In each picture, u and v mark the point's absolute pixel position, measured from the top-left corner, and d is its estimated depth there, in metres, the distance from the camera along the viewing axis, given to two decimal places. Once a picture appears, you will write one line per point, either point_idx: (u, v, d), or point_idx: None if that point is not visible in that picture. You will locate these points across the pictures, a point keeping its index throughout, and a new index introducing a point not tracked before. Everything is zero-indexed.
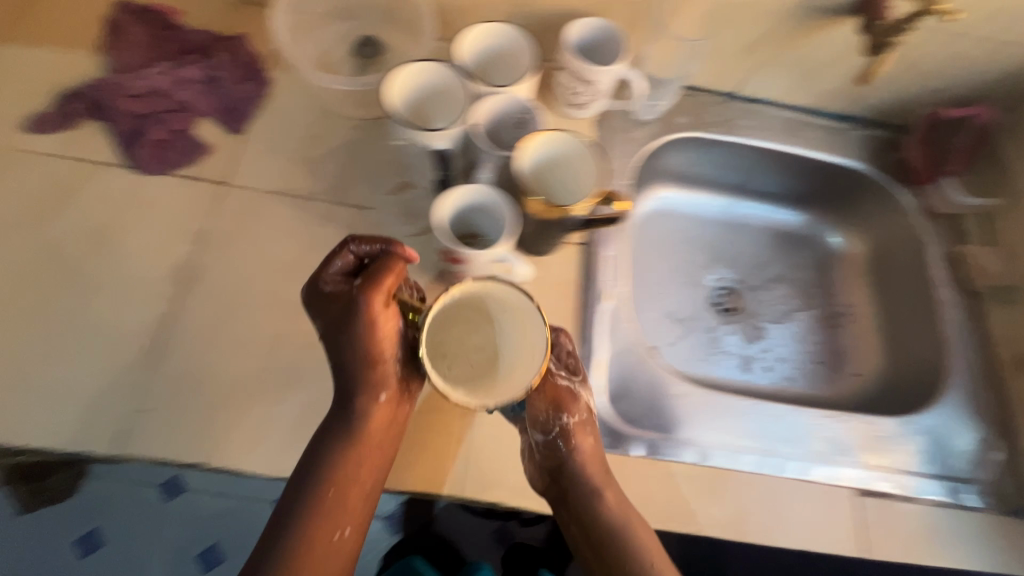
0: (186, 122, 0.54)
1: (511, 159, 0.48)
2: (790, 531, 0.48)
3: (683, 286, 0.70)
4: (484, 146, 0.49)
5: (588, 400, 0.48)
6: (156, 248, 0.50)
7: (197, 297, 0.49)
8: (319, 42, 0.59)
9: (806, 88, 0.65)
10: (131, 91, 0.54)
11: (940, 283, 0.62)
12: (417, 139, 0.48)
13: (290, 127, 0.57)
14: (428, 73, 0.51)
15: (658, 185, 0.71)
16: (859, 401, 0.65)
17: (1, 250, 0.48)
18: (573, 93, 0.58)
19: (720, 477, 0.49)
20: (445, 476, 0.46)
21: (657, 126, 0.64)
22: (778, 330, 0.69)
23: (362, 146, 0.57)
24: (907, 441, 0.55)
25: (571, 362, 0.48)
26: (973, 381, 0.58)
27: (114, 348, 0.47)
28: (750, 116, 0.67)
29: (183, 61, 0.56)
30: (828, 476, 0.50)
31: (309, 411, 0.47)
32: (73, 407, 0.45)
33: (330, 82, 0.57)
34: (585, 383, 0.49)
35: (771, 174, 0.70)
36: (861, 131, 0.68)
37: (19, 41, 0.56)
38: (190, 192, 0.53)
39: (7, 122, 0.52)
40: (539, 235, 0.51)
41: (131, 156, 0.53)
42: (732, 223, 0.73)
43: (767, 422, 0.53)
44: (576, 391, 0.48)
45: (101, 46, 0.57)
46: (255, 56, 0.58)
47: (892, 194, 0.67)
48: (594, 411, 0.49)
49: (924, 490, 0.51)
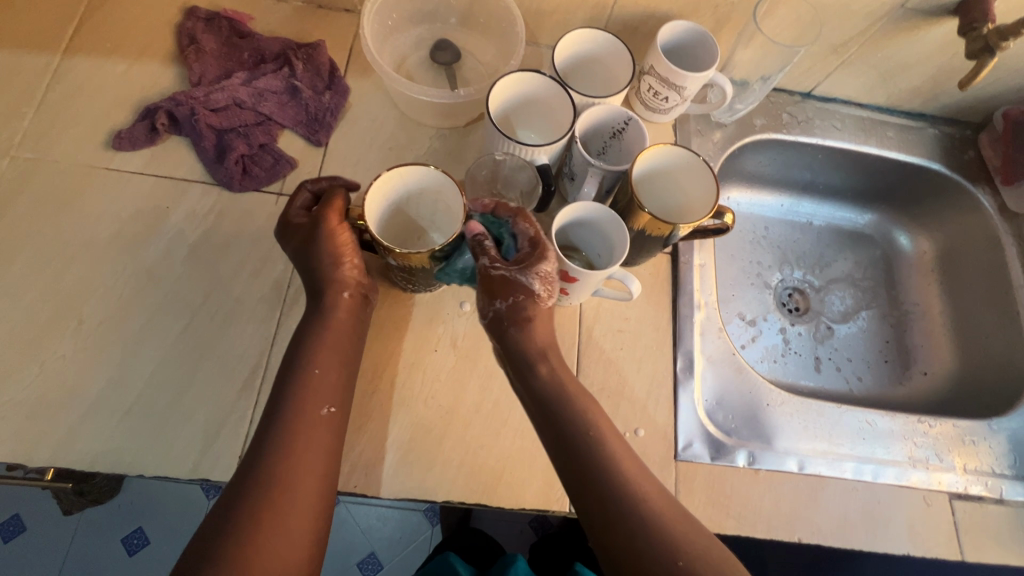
0: (269, 134, 0.53)
1: (621, 173, 0.47)
2: (890, 536, 0.48)
3: (752, 288, 0.70)
4: (585, 158, 0.47)
5: (536, 289, 0.42)
6: (249, 265, 0.49)
7: (294, 316, 0.48)
8: (398, 50, 0.58)
9: (883, 87, 0.64)
10: (213, 104, 0.52)
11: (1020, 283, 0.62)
12: (519, 151, 0.47)
13: (371, 138, 0.56)
14: (526, 82, 0.50)
15: (728, 187, 0.70)
16: (932, 401, 0.64)
17: (94, 270, 0.47)
18: (660, 99, 0.57)
19: (819, 485, 0.49)
20: (556, 493, 0.46)
21: (734, 128, 0.64)
22: (847, 330, 0.69)
23: (446, 157, 0.56)
24: (993, 442, 0.54)
25: (524, 248, 0.42)
26: None
27: (214, 370, 0.46)
28: (824, 116, 0.66)
29: (262, 72, 0.55)
30: (920, 480, 0.51)
31: (418, 431, 0.46)
32: (178, 431, 0.44)
33: (417, 92, 0.52)
34: (535, 269, 0.41)
35: (841, 174, 0.70)
36: (933, 129, 0.68)
37: (91, 51, 0.54)
38: (277, 206, 0.51)
39: (92, 138, 0.51)
40: (637, 248, 0.50)
41: (216, 170, 0.51)
42: (797, 223, 0.73)
43: (858, 428, 0.54)
44: (519, 279, 0.42)
45: (176, 56, 0.55)
46: (333, 64, 0.57)
47: (967, 192, 0.67)
48: (545, 302, 0.43)
49: (1014, 492, 0.52)
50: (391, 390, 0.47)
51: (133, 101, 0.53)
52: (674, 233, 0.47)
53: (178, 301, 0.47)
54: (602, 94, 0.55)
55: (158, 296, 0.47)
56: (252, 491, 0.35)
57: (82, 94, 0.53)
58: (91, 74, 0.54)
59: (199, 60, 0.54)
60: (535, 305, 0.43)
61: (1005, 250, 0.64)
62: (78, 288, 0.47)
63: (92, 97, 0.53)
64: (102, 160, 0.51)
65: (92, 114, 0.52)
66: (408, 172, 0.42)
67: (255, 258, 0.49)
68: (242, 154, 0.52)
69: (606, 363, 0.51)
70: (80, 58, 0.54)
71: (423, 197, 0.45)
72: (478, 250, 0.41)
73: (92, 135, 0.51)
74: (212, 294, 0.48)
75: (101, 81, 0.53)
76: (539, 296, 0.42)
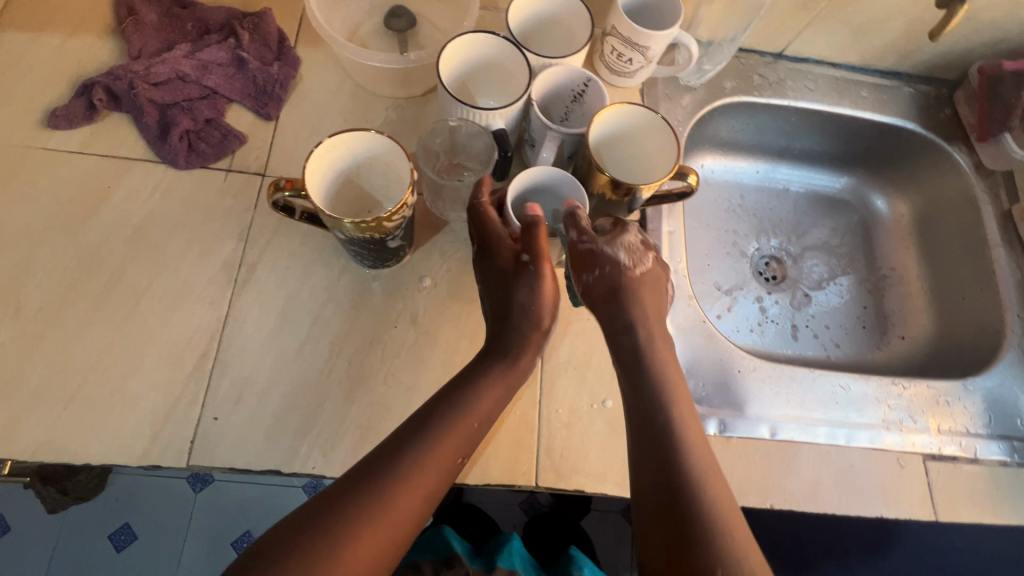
0: (215, 108, 0.51)
1: (579, 136, 0.45)
2: (864, 500, 0.48)
3: (728, 257, 0.68)
4: (544, 122, 0.45)
5: (621, 254, 0.45)
6: (199, 245, 0.47)
7: (247, 296, 0.46)
8: (350, 16, 0.55)
9: (856, 45, 0.62)
10: (153, 77, 0.50)
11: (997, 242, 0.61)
12: (473, 117, 0.45)
13: (326, 109, 0.54)
14: (480, 44, 0.48)
15: (701, 154, 0.69)
16: (907, 365, 0.63)
17: (34, 256, 0.45)
18: (624, 61, 0.55)
19: (791, 450, 0.48)
20: (524, 467, 0.45)
21: (703, 92, 0.62)
22: (824, 296, 0.68)
23: (404, 128, 0.54)
24: (968, 402, 0.54)
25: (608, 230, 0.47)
26: None
27: (163, 355, 0.44)
28: (796, 77, 0.64)
29: (205, 43, 0.52)
30: (895, 442, 0.50)
31: (379, 409, 0.44)
32: (129, 417, 0.42)
33: (368, 59, 0.50)
34: (614, 243, 0.45)
35: (816, 137, 0.68)
36: (910, 87, 0.66)
37: (23, 26, 0.51)
38: (228, 184, 0.49)
39: (27, 118, 0.49)
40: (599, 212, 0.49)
41: (160, 147, 0.49)
42: (773, 189, 0.72)
43: (833, 392, 0.53)
44: (610, 249, 0.45)
45: (114, 29, 0.52)
46: (282, 34, 0.54)
47: (944, 151, 0.65)
48: (638, 270, 0.46)
49: (988, 451, 0.51)
50: (350, 368, 0.45)
51: (69, 77, 0.50)
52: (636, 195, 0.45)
53: (124, 285, 0.45)
54: (562, 54, 0.53)
55: (103, 280, 0.45)
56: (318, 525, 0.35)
57: (14, 71, 0.50)
58: (24, 50, 0.51)
59: (138, 33, 0.51)
60: (622, 271, 0.45)
61: (981, 209, 0.63)
62: (15, 275, 0.45)
63: (25, 74, 0.50)
64: (38, 141, 0.48)
65: (25, 92, 0.49)
66: (351, 138, 0.40)
67: (203, 238, 0.47)
68: (187, 130, 0.49)
69: (573, 334, 0.50)
70: (11, 34, 0.51)
71: (371, 167, 0.44)
72: (569, 220, 0.44)
73: (26, 114, 0.49)
74: (159, 277, 0.46)
75: (34, 57, 0.51)
76: (624, 263, 0.45)
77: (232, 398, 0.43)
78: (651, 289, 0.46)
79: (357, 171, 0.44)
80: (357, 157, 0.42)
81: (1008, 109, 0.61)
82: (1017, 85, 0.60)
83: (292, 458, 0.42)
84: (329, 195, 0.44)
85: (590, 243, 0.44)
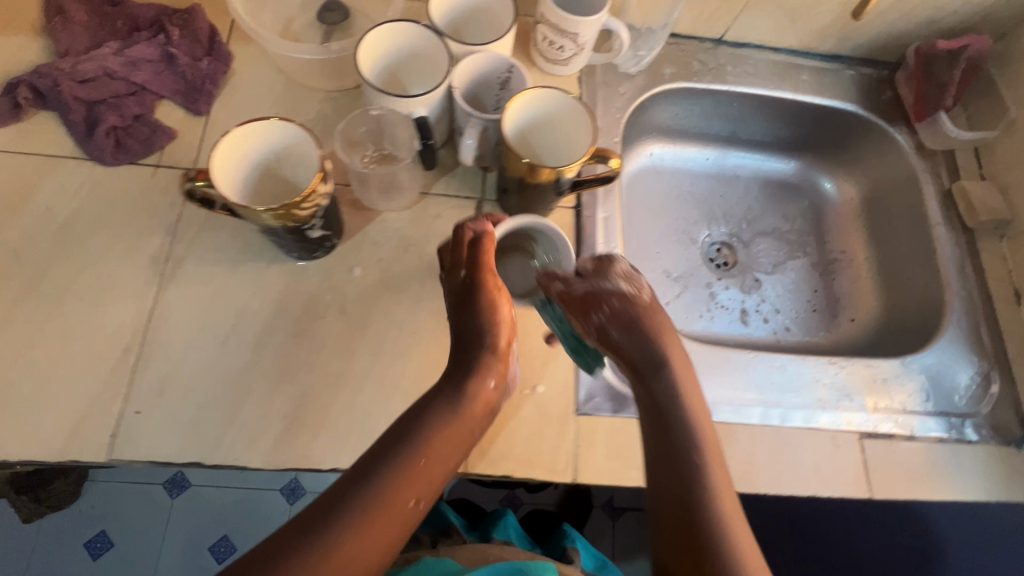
0: (144, 105, 0.51)
1: (499, 122, 0.45)
2: (800, 480, 0.48)
3: (678, 244, 0.68)
4: (465, 108, 0.45)
5: (615, 289, 0.44)
6: (126, 244, 0.47)
7: (173, 292, 0.46)
8: (281, 12, 0.56)
9: (793, 29, 0.63)
10: (79, 75, 0.49)
11: (938, 220, 0.61)
12: (393, 106, 0.45)
13: (257, 102, 0.54)
14: (401, 33, 0.48)
15: (646, 142, 0.69)
16: (855, 347, 0.63)
17: None
18: (557, 49, 0.55)
19: (724, 434, 0.48)
20: None
21: (643, 79, 0.62)
22: (774, 281, 0.68)
23: (336, 120, 0.54)
24: (909, 380, 0.54)
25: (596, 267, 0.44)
26: (973, 316, 0.57)
27: (88, 354, 0.44)
28: (737, 62, 0.65)
29: (134, 40, 0.52)
30: (832, 422, 0.51)
31: (305, 400, 0.44)
32: (50, 416, 0.42)
33: (295, 52, 0.50)
34: (605, 282, 0.44)
35: (762, 122, 0.69)
36: (851, 70, 0.66)
37: None
38: (159, 179, 0.50)
39: None
40: (528, 201, 0.49)
41: (87, 144, 0.49)
42: (724, 176, 0.72)
43: (770, 374, 0.53)
44: (601, 287, 0.44)
45: (43, 29, 0.52)
46: (214, 29, 0.54)
47: (886, 133, 0.65)
48: (644, 302, 0.44)
49: (926, 428, 0.51)
50: (277, 361, 0.45)
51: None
52: (560, 178, 0.45)
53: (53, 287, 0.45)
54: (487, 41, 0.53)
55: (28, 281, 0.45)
56: (327, 520, 0.32)
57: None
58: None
59: (66, 31, 0.51)
60: (630, 303, 0.43)
61: (922, 187, 0.63)
62: None
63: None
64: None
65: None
66: (259, 129, 0.41)
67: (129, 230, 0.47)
68: (114, 127, 0.49)
69: None
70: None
71: (287, 160, 0.44)
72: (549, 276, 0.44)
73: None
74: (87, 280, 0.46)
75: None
76: (626, 293, 0.44)
77: (157, 394, 0.43)
78: (662, 317, 0.44)
79: (278, 164, 0.44)
80: (271, 150, 0.43)
81: (941, 88, 0.63)
82: (949, 63, 0.63)
83: (218, 451, 0.42)
84: (247, 189, 0.43)
85: (581, 286, 0.43)
